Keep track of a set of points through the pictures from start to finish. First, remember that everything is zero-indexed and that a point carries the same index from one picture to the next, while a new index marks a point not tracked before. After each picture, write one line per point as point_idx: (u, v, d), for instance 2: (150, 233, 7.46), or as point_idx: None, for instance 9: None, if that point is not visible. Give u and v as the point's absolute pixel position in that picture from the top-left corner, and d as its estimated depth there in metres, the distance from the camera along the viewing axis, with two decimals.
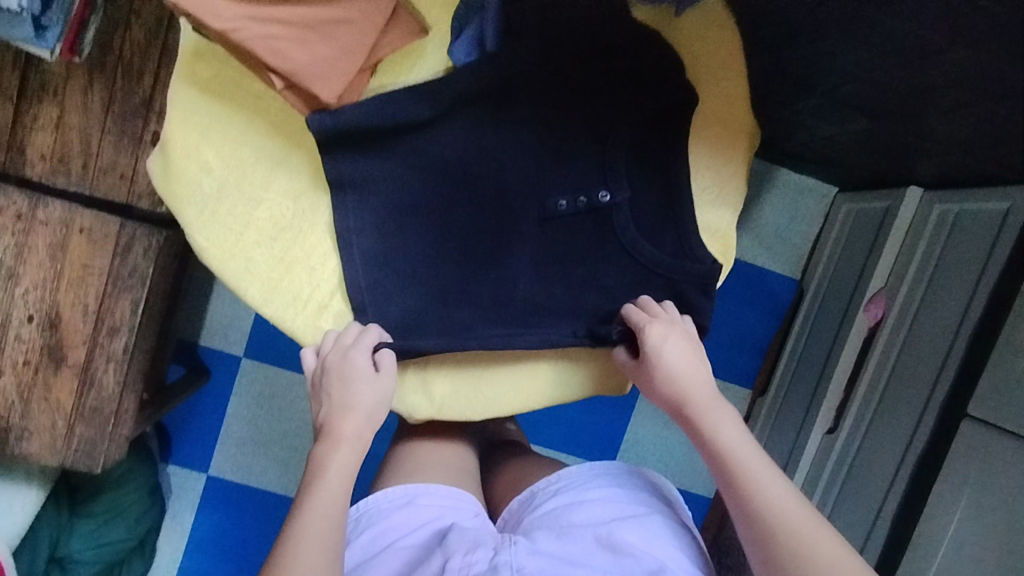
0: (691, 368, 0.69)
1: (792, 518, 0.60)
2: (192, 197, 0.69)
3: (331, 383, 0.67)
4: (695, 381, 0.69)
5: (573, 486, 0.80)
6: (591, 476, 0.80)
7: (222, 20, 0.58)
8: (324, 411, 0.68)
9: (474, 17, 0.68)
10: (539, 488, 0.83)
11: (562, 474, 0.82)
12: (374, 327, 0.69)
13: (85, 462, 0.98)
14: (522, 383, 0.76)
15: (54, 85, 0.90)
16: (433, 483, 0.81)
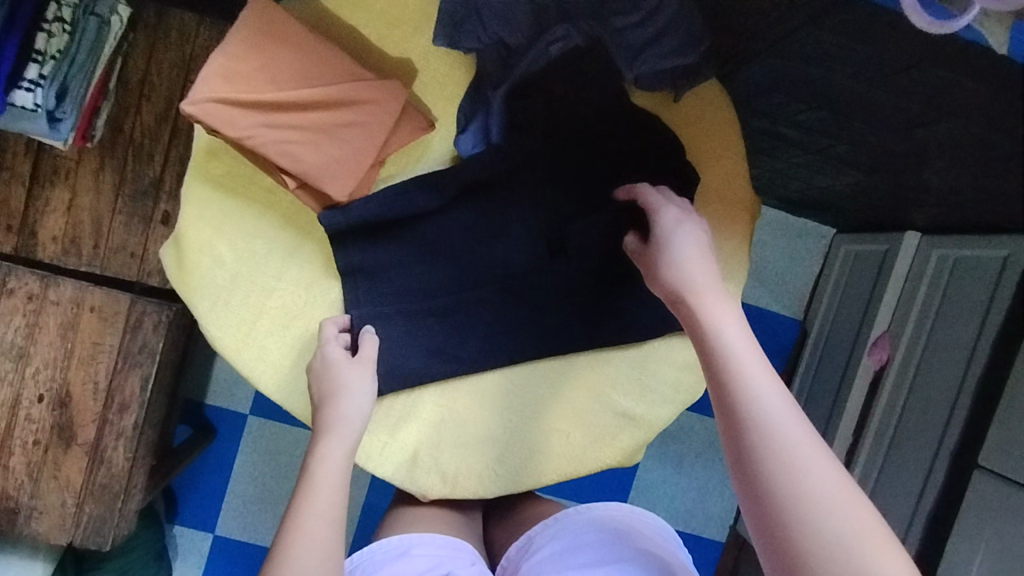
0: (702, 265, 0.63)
1: (790, 432, 0.51)
2: (206, 289, 0.70)
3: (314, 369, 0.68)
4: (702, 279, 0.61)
5: (569, 530, 0.79)
6: (587, 518, 0.79)
7: (236, 128, 0.60)
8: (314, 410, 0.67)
9: (480, 108, 0.70)
10: (536, 532, 0.82)
11: (559, 517, 0.82)
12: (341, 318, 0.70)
13: (95, 540, 0.97)
14: (523, 374, 0.75)
15: (66, 169, 0.91)
16: (430, 533, 0.80)
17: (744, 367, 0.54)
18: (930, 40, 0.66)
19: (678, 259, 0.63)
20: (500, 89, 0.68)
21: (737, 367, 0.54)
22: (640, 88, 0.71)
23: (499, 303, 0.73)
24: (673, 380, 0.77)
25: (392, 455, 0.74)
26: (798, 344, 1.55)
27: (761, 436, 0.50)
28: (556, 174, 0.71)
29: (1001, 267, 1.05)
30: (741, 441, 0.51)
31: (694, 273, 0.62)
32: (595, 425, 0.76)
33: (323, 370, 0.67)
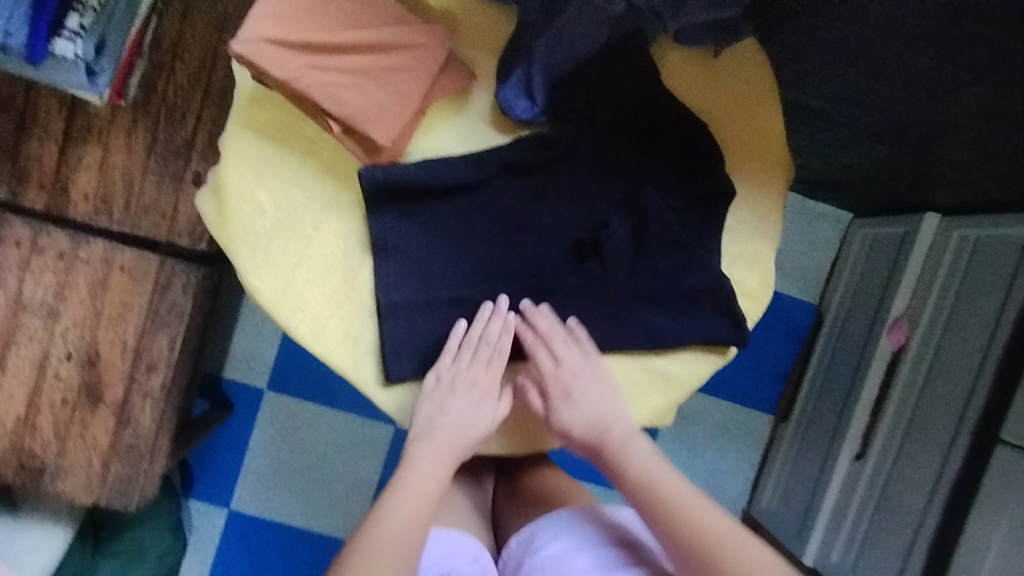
0: (596, 404, 0.73)
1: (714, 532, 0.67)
2: (246, 238, 0.70)
3: (458, 364, 0.71)
4: (578, 426, 0.73)
5: (576, 530, 0.76)
6: (586, 520, 0.77)
7: (285, 69, 0.60)
8: (435, 403, 0.72)
9: (521, 60, 0.68)
10: (539, 527, 0.78)
11: (566, 514, 0.78)
12: (500, 316, 0.72)
13: (120, 500, 0.97)
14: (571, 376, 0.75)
15: (99, 128, 0.92)
16: (429, 528, 0.78)
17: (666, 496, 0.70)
18: None
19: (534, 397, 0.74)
20: (544, 38, 0.67)
21: (660, 491, 0.70)
22: (679, 42, 0.72)
23: (534, 258, 0.73)
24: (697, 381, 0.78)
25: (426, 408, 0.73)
26: (813, 328, 1.55)
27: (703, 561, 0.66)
28: (595, 129, 0.71)
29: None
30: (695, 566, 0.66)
31: (595, 417, 0.73)
32: (627, 382, 0.76)
33: (472, 375, 0.72)
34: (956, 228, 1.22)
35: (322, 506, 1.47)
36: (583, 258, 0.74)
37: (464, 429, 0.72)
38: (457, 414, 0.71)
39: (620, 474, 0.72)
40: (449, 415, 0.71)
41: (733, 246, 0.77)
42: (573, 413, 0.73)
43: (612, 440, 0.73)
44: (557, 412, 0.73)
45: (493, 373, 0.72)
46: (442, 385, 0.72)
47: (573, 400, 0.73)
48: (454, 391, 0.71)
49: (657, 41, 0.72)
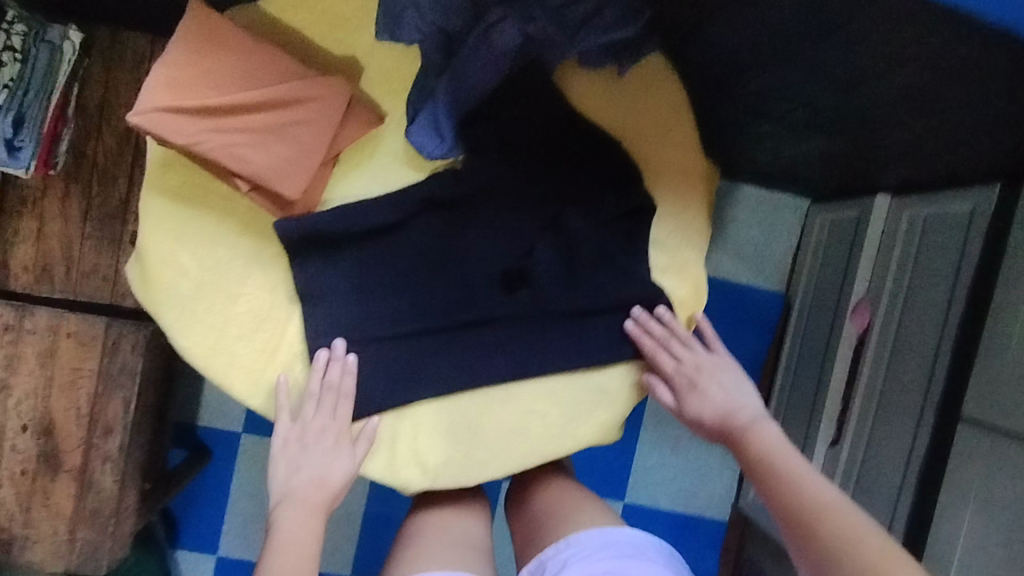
0: (723, 392, 0.75)
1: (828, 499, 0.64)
2: (172, 301, 0.70)
3: (313, 415, 0.71)
4: (746, 408, 0.74)
5: (584, 555, 0.74)
6: (600, 546, 0.74)
7: (186, 135, 0.61)
8: (290, 456, 0.71)
9: (428, 101, 0.69)
10: (547, 557, 0.77)
11: (569, 541, 0.76)
12: (333, 361, 0.71)
13: (89, 565, 0.97)
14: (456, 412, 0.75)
15: (32, 199, 0.92)
16: (438, 572, 0.74)
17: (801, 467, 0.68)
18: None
19: (690, 383, 0.75)
20: (444, 78, 0.68)
21: (779, 463, 0.68)
22: (584, 66, 0.72)
23: (463, 291, 0.74)
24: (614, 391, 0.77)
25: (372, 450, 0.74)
26: (782, 318, 1.49)
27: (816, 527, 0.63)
28: (509, 159, 0.71)
29: (969, 219, 0.98)
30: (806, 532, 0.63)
31: (720, 402, 0.74)
32: (581, 398, 0.76)
33: (323, 425, 0.71)
34: (908, 207, 1.15)
35: None
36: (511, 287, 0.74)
37: (325, 481, 0.71)
38: (316, 467, 0.71)
39: (745, 447, 0.71)
40: (306, 470, 0.71)
41: (662, 258, 0.77)
42: (719, 394, 0.75)
43: (757, 420, 0.72)
44: (707, 396, 0.74)
45: (342, 419, 0.72)
46: (293, 442, 0.71)
47: (709, 387, 0.75)
48: (308, 445, 0.71)
49: (562, 65, 0.72)
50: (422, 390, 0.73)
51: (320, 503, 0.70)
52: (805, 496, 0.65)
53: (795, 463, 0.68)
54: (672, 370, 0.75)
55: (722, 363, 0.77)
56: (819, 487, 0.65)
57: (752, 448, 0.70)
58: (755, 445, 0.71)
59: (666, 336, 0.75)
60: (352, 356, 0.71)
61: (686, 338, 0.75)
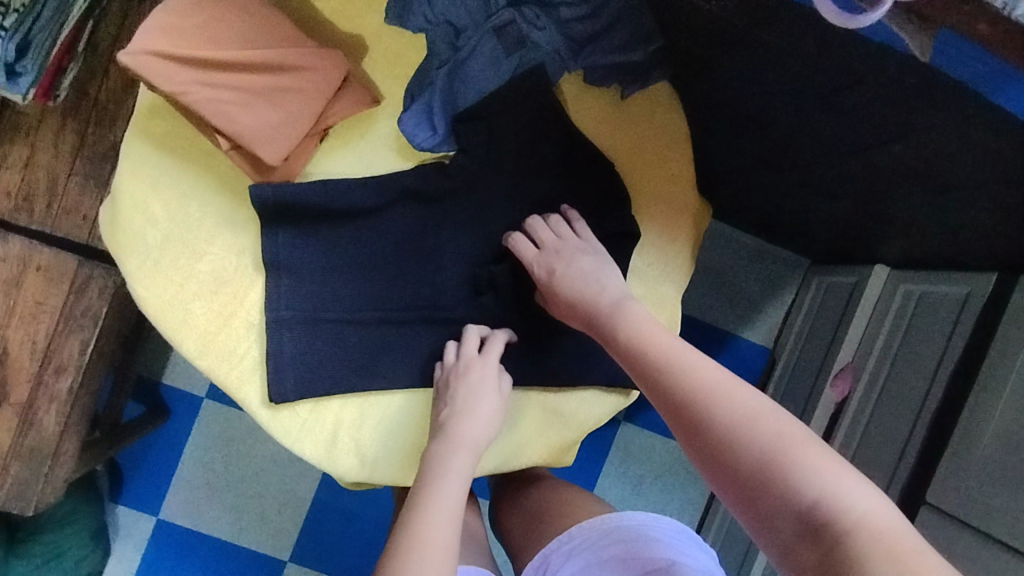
0: (592, 276, 0.68)
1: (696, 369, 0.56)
2: (136, 248, 0.69)
3: (455, 364, 0.71)
4: (609, 293, 0.66)
5: (589, 549, 0.72)
6: (604, 537, 0.72)
7: (173, 83, 0.60)
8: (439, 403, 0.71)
9: (425, 91, 0.69)
10: (552, 550, 0.73)
11: (572, 533, 0.73)
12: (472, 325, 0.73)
13: (16, 504, 0.95)
14: (396, 411, 0.73)
15: (27, 127, 0.91)
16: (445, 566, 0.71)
17: (668, 344, 0.59)
18: (848, 50, 0.59)
19: (553, 272, 0.69)
20: (443, 70, 0.68)
21: (642, 339, 0.61)
22: (586, 81, 0.71)
23: (431, 287, 0.72)
24: (564, 408, 0.76)
25: (312, 432, 0.72)
26: (765, 372, 1.43)
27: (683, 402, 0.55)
28: (498, 162, 0.70)
29: (961, 306, 0.91)
30: (679, 413, 0.55)
31: (585, 284, 0.68)
32: (524, 410, 0.75)
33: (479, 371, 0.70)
34: (903, 283, 1.08)
35: (255, 523, 1.37)
36: (480, 290, 0.73)
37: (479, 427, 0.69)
38: (466, 409, 0.69)
39: (615, 342, 0.63)
40: (469, 414, 0.69)
41: (637, 288, 0.75)
42: (581, 280, 0.68)
43: (621, 306, 0.64)
44: (570, 282, 0.68)
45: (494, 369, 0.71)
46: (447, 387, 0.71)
47: (571, 271, 0.68)
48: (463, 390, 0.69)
49: (564, 77, 0.71)
50: (372, 379, 0.72)
51: (467, 450, 0.68)
52: (671, 370, 0.57)
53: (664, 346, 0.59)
54: (537, 274, 0.70)
55: (591, 247, 0.70)
56: (694, 368, 0.56)
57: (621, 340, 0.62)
58: (620, 327, 0.63)
59: (526, 245, 0.71)
60: (507, 330, 0.74)
61: (560, 230, 0.71)
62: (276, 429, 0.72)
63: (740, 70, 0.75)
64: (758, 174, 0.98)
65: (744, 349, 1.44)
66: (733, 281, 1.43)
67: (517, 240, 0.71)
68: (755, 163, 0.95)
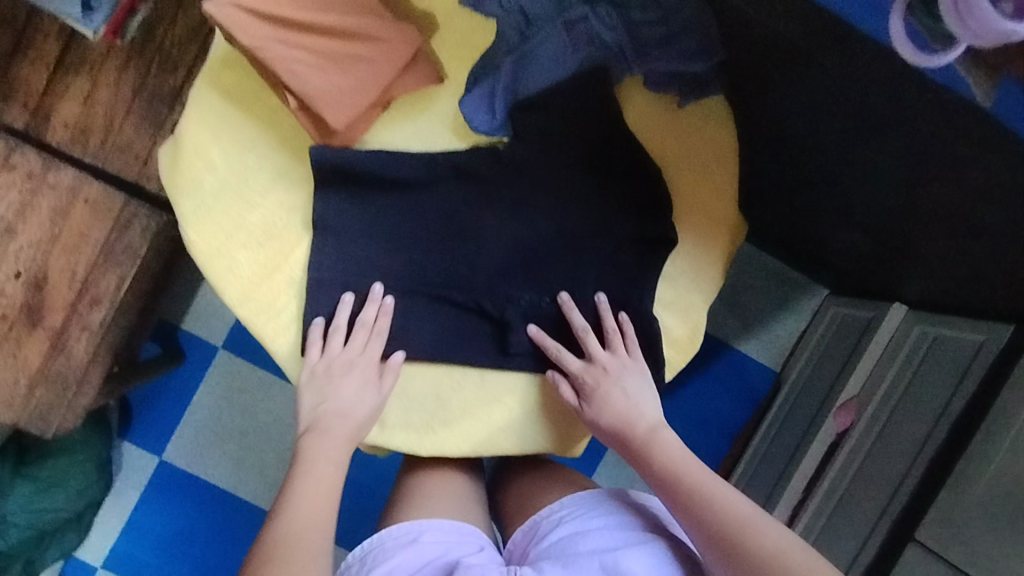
0: (627, 396, 0.73)
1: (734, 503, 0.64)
2: (192, 193, 0.71)
3: (338, 352, 0.73)
4: (644, 419, 0.72)
5: (577, 515, 0.74)
6: (592, 505, 0.74)
7: (251, 37, 0.62)
8: (308, 390, 0.73)
9: (489, 76, 0.71)
10: (542, 517, 0.76)
11: (565, 501, 0.76)
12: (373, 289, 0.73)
13: (37, 425, 0.98)
14: (420, 383, 0.75)
15: (92, 62, 0.94)
16: (438, 519, 0.75)
17: (704, 478, 0.66)
18: (907, 89, 0.60)
19: (587, 394, 0.74)
20: (510, 59, 0.70)
21: (682, 471, 0.68)
22: (647, 85, 0.73)
23: (468, 265, 0.74)
24: None
25: None
26: (769, 394, 1.44)
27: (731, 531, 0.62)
28: (549, 152, 0.72)
29: (975, 352, 0.92)
30: (722, 542, 0.62)
31: (621, 407, 0.73)
32: (542, 402, 0.77)
33: (350, 361, 0.73)
34: (919, 322, 1.09)
35: (252, 475, 1.40)
36: (513, 274, 0.75)
37: (351, 414, 0.72)
38: (342, 400, 0.72)
39: (650, 468, 0.70)
40: (335, 402, 0.72)
41: (666, 292, 0.78)
42: (620, 402, 0.73)
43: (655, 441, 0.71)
44: (609, 399, 0.73)
45: (366, 357, 0.73)
46: (319, 376, 0.73)
47: (611, 390, 0.73)
48: (336, 379, 0.72)
49: (626, 79, 0.73)
50: (403, 346, 0.74)
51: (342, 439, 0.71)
52: (718, 506, 0.64)
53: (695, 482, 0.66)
54: (580, 382, 0.74)
55: (635, 364, 0.75)
56: (734, 502, 0.64)
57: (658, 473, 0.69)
58: (658, 457, 0.69)
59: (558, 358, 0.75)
60: (388, 300, 0.73)
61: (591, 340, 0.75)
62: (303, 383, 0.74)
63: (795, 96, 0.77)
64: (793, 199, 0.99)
65: (751, 369, 1.46)
66: (749, 301, 1.45)
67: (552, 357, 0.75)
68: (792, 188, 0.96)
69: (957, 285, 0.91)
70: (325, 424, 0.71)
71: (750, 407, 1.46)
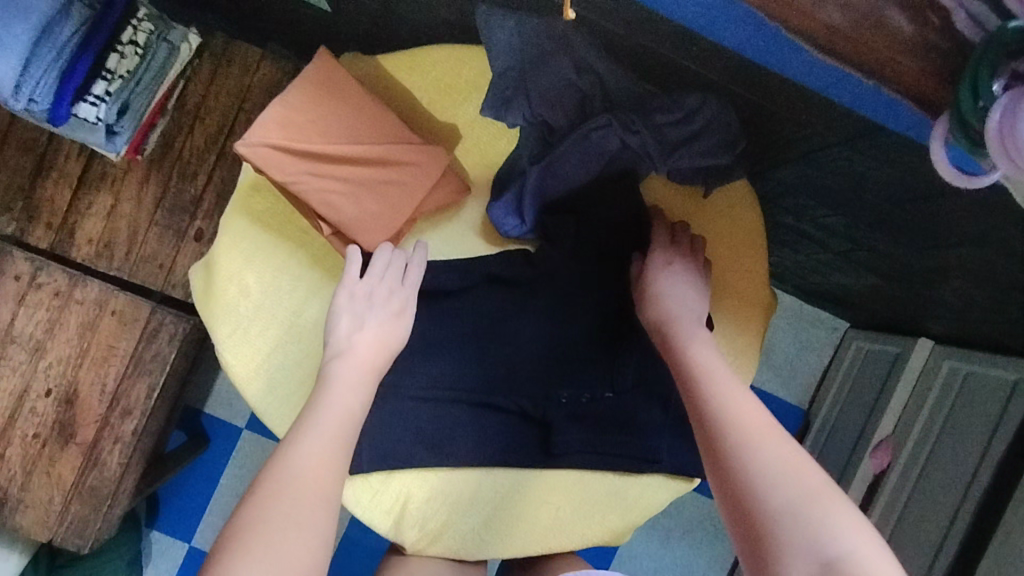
0: (682, 306, 0.68)
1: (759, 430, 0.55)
2: (227, 317, 0.72)
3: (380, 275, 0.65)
4: (691, 330, 0.66)
5: None
6: None
7: (285, 173, 0.63)
8: (349, 307, 0.64)
9: (516, 181, 0.71)
10: None
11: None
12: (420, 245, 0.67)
13: (75, 541, 0.97)
14: (466, 487, 0.75)
15: (113, 177, 0.95)
16: None
17: (732, 399, 0.58)
18: None
19: (662, 299, 0.68)
20: (537, 167, 0.70)
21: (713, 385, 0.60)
22: (671, 180, 0.74)
23: (506, 368, 0.74)
24: (633, 495, 0.76)
25: (382, 504, 0.74)
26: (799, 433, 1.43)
27: (743, 454, 0.54)
28: (579, 251, 0.72)
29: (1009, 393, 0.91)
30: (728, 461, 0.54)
31: (673, 313, 0.67)
32: (590, 497, 0.76)
33: (391, 290, 0.65)
34: (946, 357, 1.07)
35: None
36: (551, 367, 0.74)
37: (384, 346, 0.63)
38: (377, 331, 0.63)
39: (682, 372, 0.63)
40: (369, 328, 0.63)
41: None
42: (672, 303, 0.68)
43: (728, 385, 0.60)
44: (663, 293, 0.68)
45: (405, 283, 0.66)
46: (358, 298, 0.64)
47: (669, 290, 0.69)
48: (372, 300, 0.64)
49: (646, 182, 0.75)
50: (446, 454, 0.74)
51: (369, 371, 0.61)
52: (738, 422, 0.56)
53: (770, 452, 0.53)
54: (639, 276, 0.71)
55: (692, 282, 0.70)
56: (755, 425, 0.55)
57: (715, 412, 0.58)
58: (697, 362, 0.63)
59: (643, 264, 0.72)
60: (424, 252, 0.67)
61: (682, 257, 0.71)
62: (348, 497, 0.73)
63: None
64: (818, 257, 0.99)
65: (781, 412, 1.44)
66: (773, 344, 1.44)
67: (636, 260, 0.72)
68: None
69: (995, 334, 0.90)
70: (358, 351, 0.62)
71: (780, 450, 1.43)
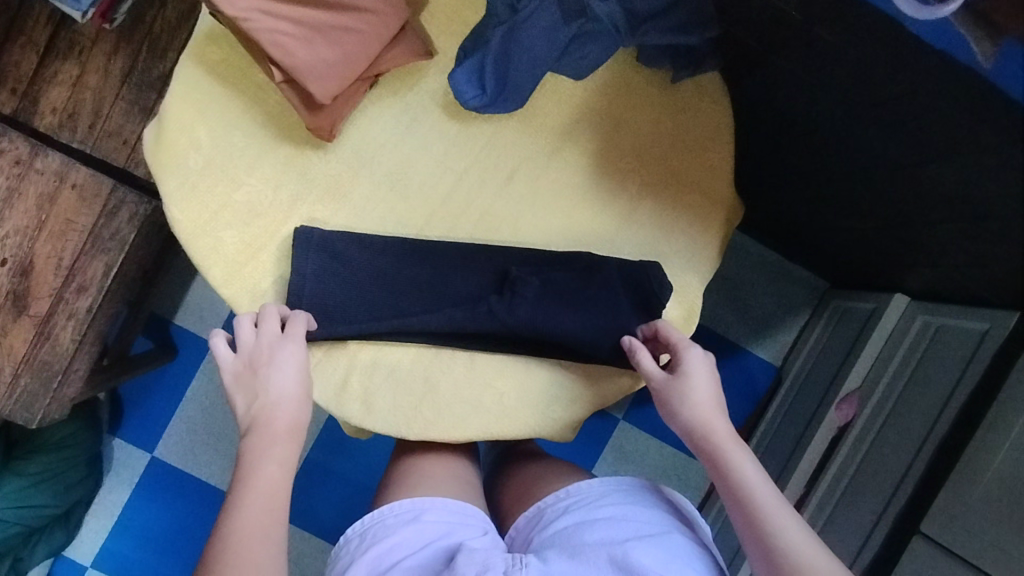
0: (707, 404, 0.66)
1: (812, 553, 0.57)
2: (176, 169, 0.70)
3: (265, 340, 0.66)
4: (720, 428, 0.65)
5: (584, 503, 0.71)
6: (601, 494, 0.72)
7: (237, 9, 0.62)
8: (241, 387, 0.64)
9: (479, 51, 0.70)
10: (547, 504, 0.74)
11: (572, 489, 0.74)
12: (300, 314, 0.69)
13: (23, 415, 0.96)
14: (408, 365, 0.73)
15: (81, 46, 0.93)
16: (442, 497, 0.72)
17: (778, 518, 0.59)
18: (913, 50, 0.58)
19: (692, 407, 0.66)
20: (501, 30, 0.68)
21: (760, 501, 0.61)
22: (638, 59, 0.74)
23: (458, 246, 0.72)
24: (579, 386, 0.75)
25: (324, 376, 0.73)
26: (770, 392, 1.31)
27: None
28: None
29: (978, 341, 0.83)
30: None
31: (699, 414, 0.65)
32: (535, 386, 0.75)
33: (275, 348, 0.66)
34: (922, 313, 0.97)
35: None
36: (493, 313, 0.70)
37: (290, 403, 0.64)
38: (273, 393, 0.64)
39: (722, 483, 0.63)
40: (268, 393, 0.64)
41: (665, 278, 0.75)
42: (699, 403, 0.66)
43: (783, 507, 0.60)
44: (687, 394, 0.66)
45: (289, 345, 0.66)
46: (246, 370, 0.65)
47: (689, 386, 0.66)
48: (264, 369, 0.65)
49: (604, 66, 0.74)
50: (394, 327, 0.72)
51: (285, 434, 0.62)
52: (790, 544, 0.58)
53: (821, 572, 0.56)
54: (658, 379, 0.68)
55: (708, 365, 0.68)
56: (806, 549, 0.57)
57: (776, 546, 0.58)
58: (737, 472, 0.62)
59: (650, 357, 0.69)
60: (306, 313, 0.69)
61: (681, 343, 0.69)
62: None
63: (786, 71, 0.76)
64: (793, 185, 0.96)
65: None
66: None
67: (639, 353, 0.69)
68: (790, 175, 0.94)
69: (948, 272, 0.84)
70: (270, 422, 0.62)
71: (751, 404, 1.33)
